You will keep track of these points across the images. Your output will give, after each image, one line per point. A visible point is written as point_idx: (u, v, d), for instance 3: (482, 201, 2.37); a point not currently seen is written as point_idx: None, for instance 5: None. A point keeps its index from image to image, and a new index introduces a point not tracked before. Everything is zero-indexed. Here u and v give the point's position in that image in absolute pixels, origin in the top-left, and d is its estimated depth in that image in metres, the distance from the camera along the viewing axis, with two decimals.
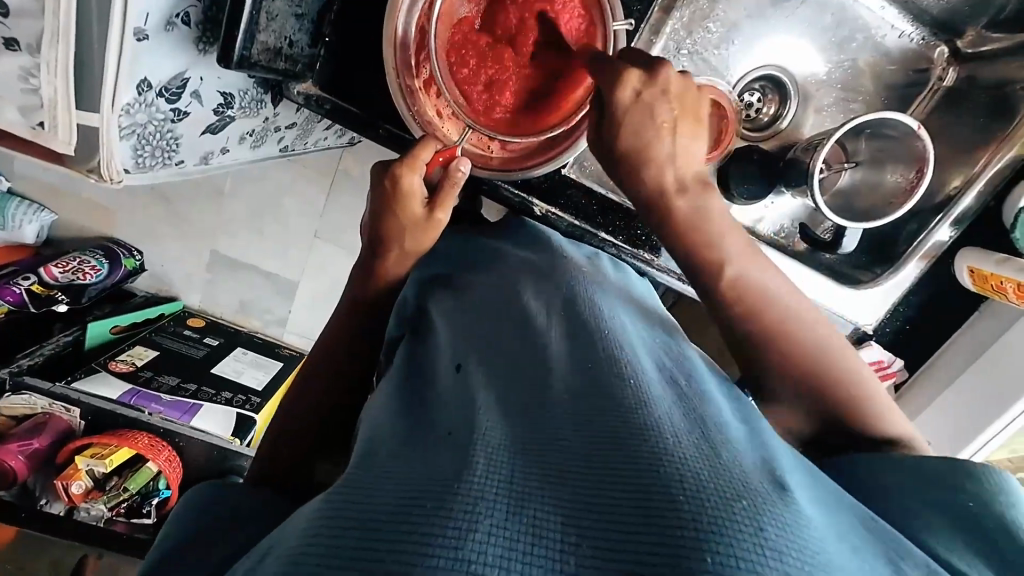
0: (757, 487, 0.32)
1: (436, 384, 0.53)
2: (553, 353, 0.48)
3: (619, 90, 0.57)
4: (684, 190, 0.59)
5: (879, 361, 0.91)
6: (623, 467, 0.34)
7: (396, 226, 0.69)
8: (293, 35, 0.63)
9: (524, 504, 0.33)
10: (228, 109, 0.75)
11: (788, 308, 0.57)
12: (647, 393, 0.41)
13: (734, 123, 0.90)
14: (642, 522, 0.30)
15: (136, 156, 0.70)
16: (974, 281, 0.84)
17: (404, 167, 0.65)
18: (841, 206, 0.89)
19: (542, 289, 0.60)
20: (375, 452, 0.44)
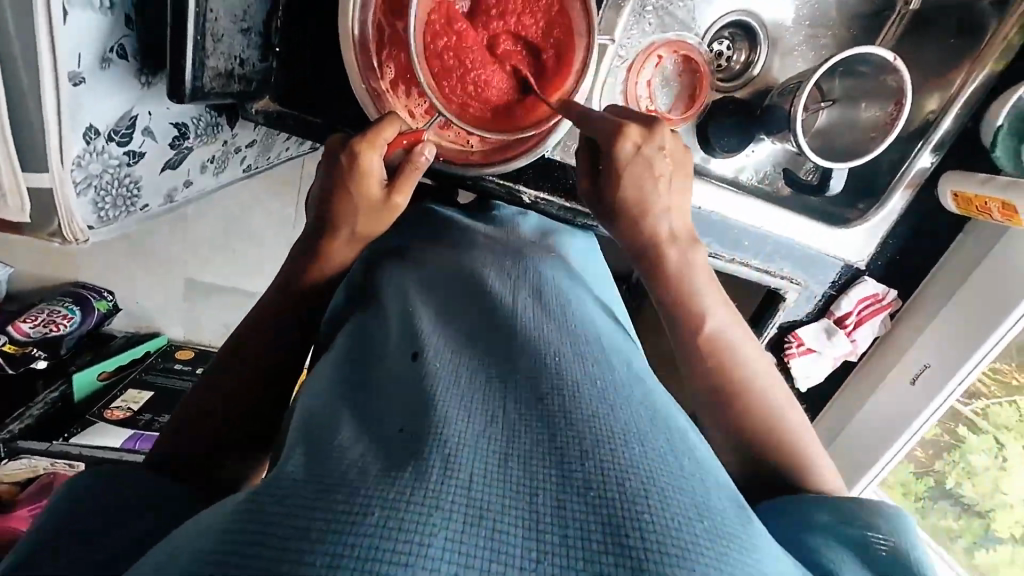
0: (719, 509, 0.32)
1: (384, 357, 0.44)
2: (524, 340, 0.42)
3: (619, 146, 0.54)
4: (675, 239, 0.58)
5: (873, 295, 0.93)
6: (593, 478, 0.31)
7: (348, 210, 0.54)
8: (242, 53, 0.58)
9: (484, 514, 0.29)
10: (184, 140, 0.70)
11: (737, 353, 0.54)
12: (618, 395, 0.38)
13: (707, 76, 0.89)
14: (606, 540, 0.28)
15: (98, 210, 0.64)
16: (959, 205, 0.85)
17: (363, 142, 0.51)
18: (822, 147, 0.89)
19: (505, 271, 0.53)
20: (320, 430, 0.37)
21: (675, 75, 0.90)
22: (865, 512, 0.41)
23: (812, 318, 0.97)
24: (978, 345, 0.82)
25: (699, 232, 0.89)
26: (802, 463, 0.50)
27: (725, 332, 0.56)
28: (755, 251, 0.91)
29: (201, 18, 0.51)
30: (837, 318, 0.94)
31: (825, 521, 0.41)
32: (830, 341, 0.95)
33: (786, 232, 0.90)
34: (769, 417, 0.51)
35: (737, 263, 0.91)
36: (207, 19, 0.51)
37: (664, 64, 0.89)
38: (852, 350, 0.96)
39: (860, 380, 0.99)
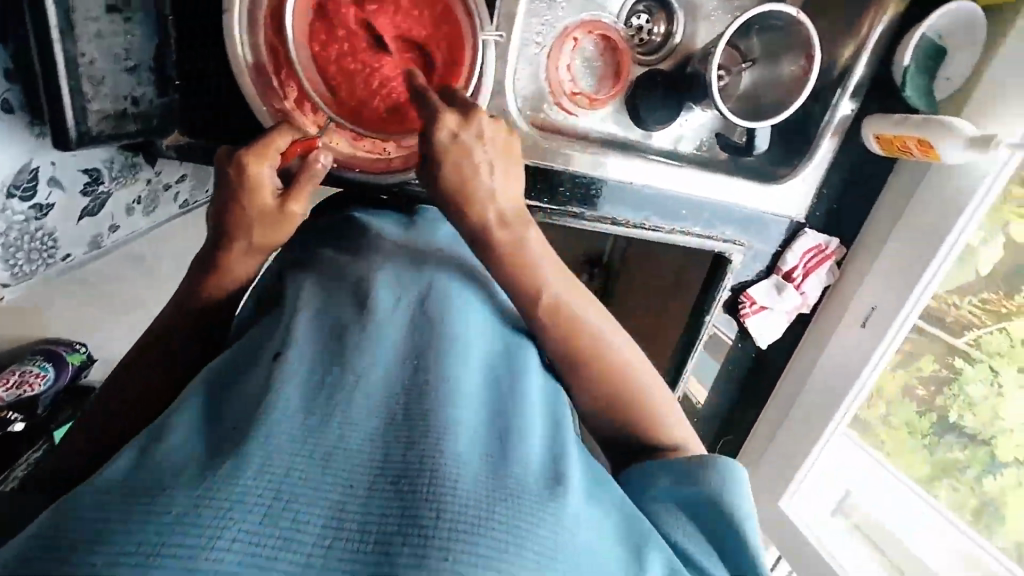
0: (527, 492, 0.35)
1: (254, 369, 0.41)
2: (385, 345, 0.43)
3: (434, 134, 0.54)
4: (506, 224, 0.56)
5: (815, 245, 0.95)
6: (405, 467, 0.34)
7: (242, 222, 0.53)
8: (134, 91, 0.57)
9: (290, 503, 0.30)
10: (98, 185, 0.66)
11: (597, 332, 0.54)
12: (460, 395, 0.41)
13: (627, 53, 0.91)
14: (402, 523, 0.31)
15: (9, 265, 0.60)
16: (882, 147, 0.87)
17: (251, 155, 0.52)
18: (745, 108, 0.91)
19: (395, 277, 0.51)
20: (172, 437, 0.35)
21: (596, 56, 0.91)
22: (691, 466, 0.47)
23: (762, 276, 0.99)
24: (920, 275, 0.84)
25: (634, 206, 0.91)
26: (655, 429, 0.53)
27: (571, 309, 0.54)
28: (694, 218, 0.93)
29: (74, 62, 0.49)
30: (784, 273, 0.97)
31: (664, 485, 0.48)
32: (781, 296, 0.97)
33: (722, 196, 0.92)
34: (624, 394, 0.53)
35: (680, 232, 0.91)
36: (80, 63, 0.49)
37: (583, 45, 0.90)
38: (803, 302, 0.98)
39: (817, 330, 1.00)
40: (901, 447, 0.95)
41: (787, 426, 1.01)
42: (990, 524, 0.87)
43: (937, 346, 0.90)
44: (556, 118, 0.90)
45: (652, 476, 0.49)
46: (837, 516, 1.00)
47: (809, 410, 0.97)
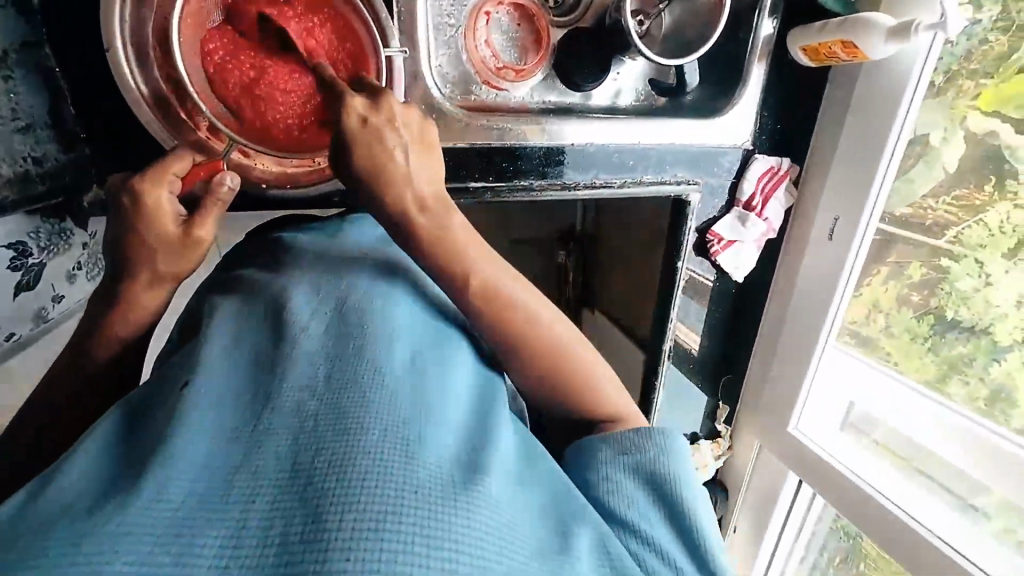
0: (442, 485, 0.34)
1: (164, 397, 0.39)
2: (300, 350, 0.41)
3: (342, 122, 0.49)
4: (425, 209, 0.50)
5: (769, 168, 0.95)
6: (310, 476, 0.32)
7: (141, 254, 0.50)
8: (32, 151, 0.55)
9: (185, 531, 0.29)
10: (28, 258, 0.63)
11: (529, 313, 0.50)
12: (376, 386, 0.39)
13: (543, 17, 0.90)
14: (303, 533, 0.29)
15: None
16: (810, 58, 0.87)
17: (146, 181, 0.50)
18: (670, 49, 0.90)
19: (317, 285, 0.48)
20: (73, 480, 0.32)
21: (513, 26, 0.90)
22: (629, 440, 0.49)
23: (723, 211, 0.99)
24: (870, 181, 0.85)
25: (582, 167, 0.90)
26: (590, 401, 0.52)
27: (502, 291, 0.50)
28: (643, 165, 0.92)
29: None
30: (745, 203, 0.96)
31: (604, 460, 0.49)
32: (746, 227, 0.97)
33: (665, 140, 0.91)
34: (563, 374, 0.51)
35: (632, 184, 0.91)
36: None
37: (497, 18, 0.89)
38: (769, 228, 0.98)
39: (788, 254, 1.00)
40: (909, 355, 0.92)
41: (779, 353, 1.02)
42: (1006, 409, 0.82)
43: (911, 248, 0.89)
44: (489, 98, 0.89)
45: (596, 453, 0.49)
46: (849, 433, 1.01)
47: (797, 335, 0.98)
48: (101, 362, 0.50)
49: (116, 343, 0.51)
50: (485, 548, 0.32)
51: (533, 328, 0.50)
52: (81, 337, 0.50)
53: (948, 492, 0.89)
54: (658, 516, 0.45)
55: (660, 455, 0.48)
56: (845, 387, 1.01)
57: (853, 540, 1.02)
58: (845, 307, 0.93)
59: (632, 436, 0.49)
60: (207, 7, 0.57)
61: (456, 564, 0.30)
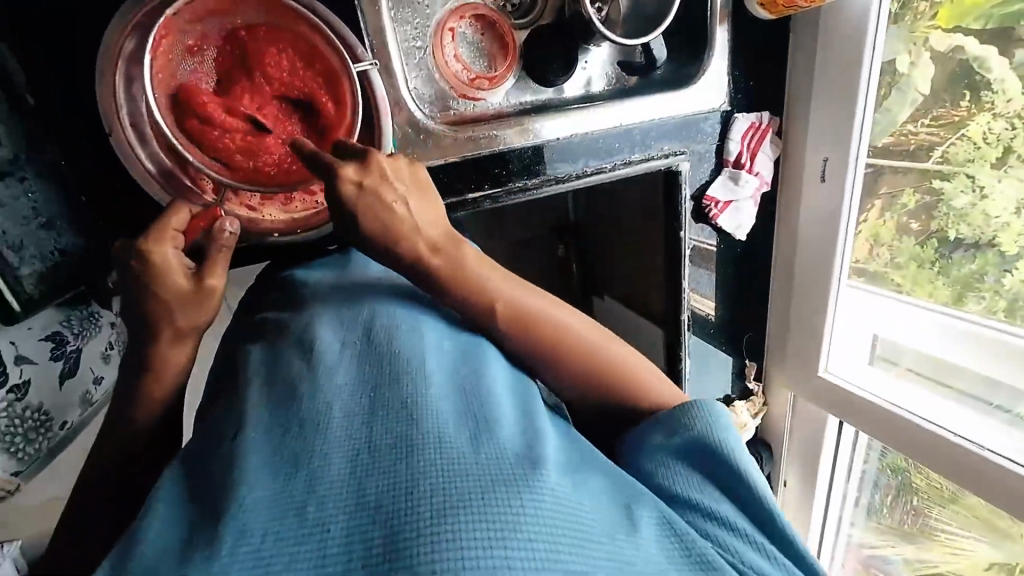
0: (509, 483, 0.34)
1: (220, 442, 0.38)
2: (340, 378, 0.41)
3: (337, 188, 0.52)
4: (437, 250, 0.53)
5: (750, 124, 0.97)
6: (380, 496, 0.32)
7: (159, 316, 0.50)
8: (57, 243, 0.58)
9: (274, 567, 0.29)
10: (64, 346, 0.65)
11: (563, 323, 0.53)
12: (423, 400, 0.39)
13: (505, 23, 0.93)
14: (386, 551, 0.30)
15: (20, 450, 0.61)
16: (769, 11, 0.89)
17: (149, 240, 0.50)
18: (633, 29, 0.92)
19: (342, 317, 0.48)
20: (153, 533, 0.32)
21: (478, 36, 0.93)
22: (678, 416, 0.48)
23: (714, 173, 1.00)
24: (852, 115, 0.86)
25: (570, 158, 0.92)
26: (641, 398, 0.52)
27: (528, 304, 0.53)
28: (629, 145, 0.94)
29: None
30: (733, 162, 0.98)
31: (658, 441, 0.47)
32: (739, 185, 0.98)
33: (646, 116, 0.93)
34: (609, 372, 0.52)
35: (620, 165, 0.93)
36: None
37: (461, 32, 0.91)
38: (762, 181, 0.99)
39: (785, 204, 1.02)
40: (919, 281, 0.94)
41: (795, 301, 1.03)
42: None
43: (900, 174, 0.91)
44: (468, 109, 0.91)
45: (645, 442, 0.48)
46: (881, 366, 1.01)
47: (810, 279, 0.99)
48: (144, 428, 0.50)
49: (156, 404, 0.51)
50: (563, 535, 0.32)
51: (569, 331, 0.52)
52: (119, 404, 0.51)
53: (994, 406, 0.89)
54: (717, 489, 0.45)
55: (711, 427, 0.47)
56: (867, 320, 1.01)
57: (902, 475, 1.05)
58: (851, 244, 0.95)
59: (679, 413, 0.48)
60: (175, 61, 0.56)
61: (539, 557, 0.30)
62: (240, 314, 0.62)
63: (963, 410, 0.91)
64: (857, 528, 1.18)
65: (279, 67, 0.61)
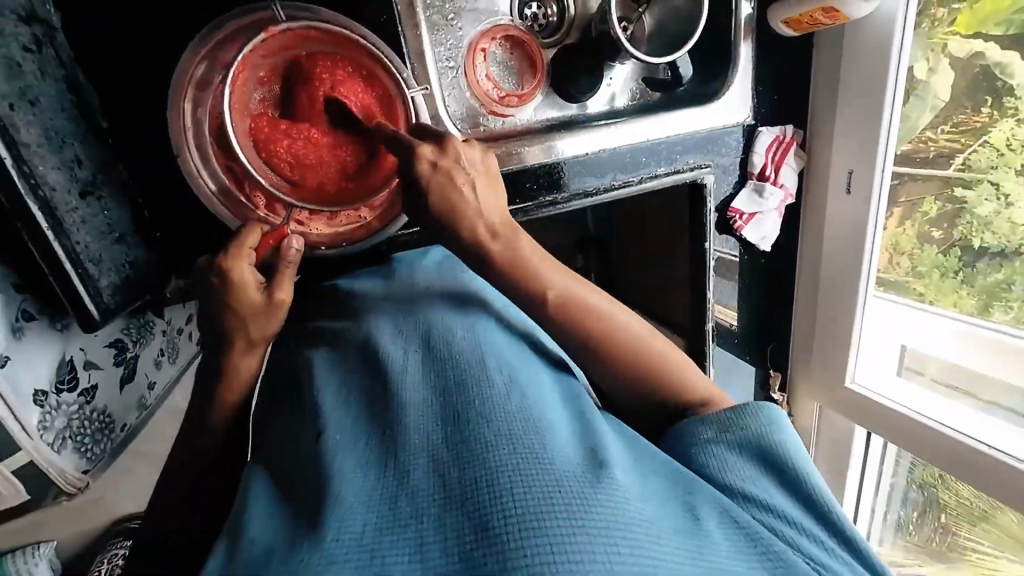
0: (583, 478, 0.36)
1: (297, 444, 0.41)
2: (409, 381, 0.44)
3: (414, 168, 0.54)
4: (496, 234, 0.56)
5: (775, 138, 0.99)
6: (465, 489, 0.35)
7: (228, 326, 0.54)
8: (128, 257, 0.61)
9: (376, 552, 0.32)
10: (126, 352, 0.70)
11: (609, 315, 0.55)
12: (492, 402, 0.41)
13: (534, 42, 0.96)
14: (479, 539, 0.32)
15: (85, 451, 0.65)
16: (793, 28, 0.91)
17: (228, 257, 0.55)
18: (657, 47, 0.95)
19: (398, 325, 0.52)
20: (250, 527, 0.35)
21: (507, 56, 0.96)
22: (731, 414, 0.49)
23: (739, 186, 1.02)
24: (879, 128, 0.88)
25: (598, 172, 0.94)
26: (678, 391, 0.54)
27: (576, 293, 0.55)
28: (656, 160, 0.97)
29: (73, 255, 0.54)
30: (758, 175, 1.00)
31: (709, 436, 0.49)
32: (764, 198, 1.00)
33: (672, 132, 0.96)
34: (649, 364, 0.54)
35: (648, 179, 0.95)
36: (78, 252, 0.54)
37: (492, 52, 0.95)
38: (787, 194, 1.01)
39: (809, 215, 1.03)
40: (943, 291, 0.96)
41: (820, 311, 1.04)
42: None
43: (925, 187, 0.92)
44: (498, 126, 0.95)
45: (695, 433, 0.49)
46: (909, 376, 1.01)
47: (836, 290, 1.00)
48: (218, 429, 0.54)
49: (221, 410, 0.54)
50: (638, 525, 0.34)
51: (612, 321, 0.55)
52: (197, 410, 0.55)
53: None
54: (768, 482, 0.46)
55: (763, 424, 0.48)
56: (892, 331, 1.01)
57: (929, 490, 1.05)
58: (877, 257, 0.96)
59: (731, 412, 0.49)
60: (251, 89, 0.61)
61: (621, 545, 0.32)
62: (290, 324, 0.66)
63: (993, 420, 0.90)
64: (884, 546, 1.16)
65: (330, 83, 0.64)
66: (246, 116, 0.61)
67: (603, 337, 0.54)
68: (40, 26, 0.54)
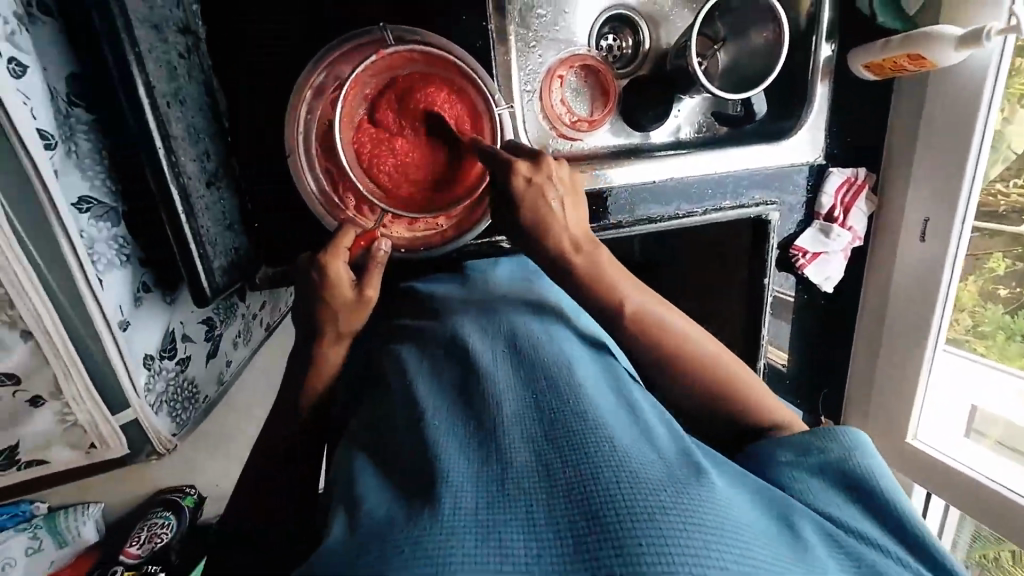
0: (684, 481, 0.37)
1: (394, 426, 0.44)
2: (502, 379, 0.46)
3: (510, 180, 0.59)
4: (580, 248, 0.61)
5: (845, 179, 0.98)
6: (570, 480, 0.37)
7: (324, 316, 0.60)
8: (234, 244, 0.68)
9: (490, 529, 0.34)
10: (214, 329, 0.77)
11: (685, 334, 0.58)
12: (585, 404, 0.43)
13: (609, 72, 0.99)
14: (589, 526, 0.34)
15: (174, 416, 0.71)
16: (873, 72, 0.92)
17: (329, 256, 0.60)
18: (730, 84, 0.97)
19: (483, 326, 0.55)
20: (363, 499, 0.38)
21: (581, 83, 1.00)
22: (809, 437, 0.50)
23: (804, 225, 1.01)
24: (964, 174, 0.85)
25: (662, 200, 0.96)
26: (757, 410, 0.56)
27: (654, 312, 0.59)
28: (721, 193, 0.98)
29: (199, 236, 0.60)
30: (825, 215, 0.99)
31: (786, 458, 0.49)
32: (830, 239, 0.98)
33: (740, 166, 0.96)
34: (728, 384, 0.56)
35: (712, 211, 0.95)
36: (202, 235, 0.61)
37: (568, 79, 0.99)
38: (855, 236, 0.99)
39: (876, 259, 1.00)
40: (1010, 354, 0.91)
41: (881, 360, 1.00)
42: None
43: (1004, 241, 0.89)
44: (566, 149, 0.99)
45: (774, 458, 0.50)
46: (975, 439, 0.94)
47: (901, 340, 0.96)
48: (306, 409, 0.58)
49: (312, 392, 0.59)
50: (741, 531, 0.35)
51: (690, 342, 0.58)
52: (291, 389, 0.60)
53: None
54: (852, 505, 0.46)
55: (842, 447, 0.49)
56: (961, 390, 0.96)
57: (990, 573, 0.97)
58: (948, 314, 0.92)
59: (809, 435, 0.50)
60: (357, 105, 0.68)
61: (728, 546, 0.33)
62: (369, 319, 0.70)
63: None
64: None
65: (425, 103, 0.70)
66: (351, 131, 0.68)
67: (683, 353, 0.57)
68: (191, 37, 0.64)
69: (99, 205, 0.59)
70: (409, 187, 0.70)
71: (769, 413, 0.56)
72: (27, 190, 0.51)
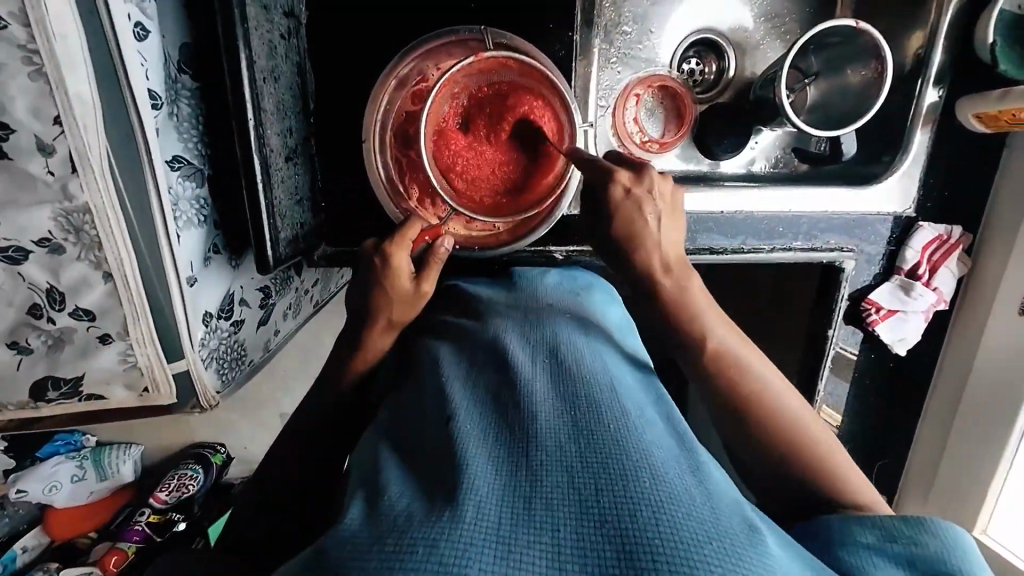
0: (729, 533, 0.34)
1: (427, 420, 0.44)
2: (541, 391, 0.45)
3: (611, 190, 0.60)
4: (669, 270, 0.60)
5: (937, 236, 0.90)
6: (603, 510, 0.34)
7: (374, 298, 0.60)
8: (301, 219, 0.71)
9: (513, 545, 0.32)
10: (269, 298, 0.81)
11: (759, 380, 0.55)
12: (626, 433, 0.41)
13: (689, 96, 0.95)
14: (619, 562, 0.31)
15: (221, 374, 0.73)
16: (986, 124, 0.83)
17: (392, 244, 0.61)
18: (818, 120, 0.91)
19: (527, 334, 0.53)
20: (386, 488, 0.38)
21: (657, 103, 0.97)
22: (898, 524, 0.44)
23: (881, 279, 0.94)
24: None
25: (727, 233, 0.91)
26: (834, 482, 0.50)
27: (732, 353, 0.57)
28: (793, 233, 0.92)
29: (271, 206, 0.63)
30: (908, 271, 0.91)
31: (863, 540, 0.43)
32: (911, 297, 0.90)
33: (818, 207, 0.90)
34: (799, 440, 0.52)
35: (782, 249, 0.90)
36: (274, 205, 0.63)
37: (644, 98, 0.97)
38: (940, 298, 0.90)
39: (962, 326, 0.91)
40: None
41: (953, 437, 0.90)
42: None
43: None
44: None
45: (846, 534, 0.44)
46: None
47: (980, 420, 0.86)
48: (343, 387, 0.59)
49: (352, 372, 0.60)
50: None
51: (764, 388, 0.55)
52: (333, 367, 0.61)
53: None
54: None
55: (942, 544, 0.42)
56: None
57: None
58: None
59: (895, 521, 0.44)
60: (444, 102, 0.68)
61: None
62: None
63: None
64: None
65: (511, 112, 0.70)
66: (435, 125, 0.68)
67: (753, 398, 0.54)
68: (293, 20, 0.68)
69: (189, 166, 0.63)
70: (479, 189, 0.71)
71: (827, 454, 0.52)
72: (130, 144, 0.55)
